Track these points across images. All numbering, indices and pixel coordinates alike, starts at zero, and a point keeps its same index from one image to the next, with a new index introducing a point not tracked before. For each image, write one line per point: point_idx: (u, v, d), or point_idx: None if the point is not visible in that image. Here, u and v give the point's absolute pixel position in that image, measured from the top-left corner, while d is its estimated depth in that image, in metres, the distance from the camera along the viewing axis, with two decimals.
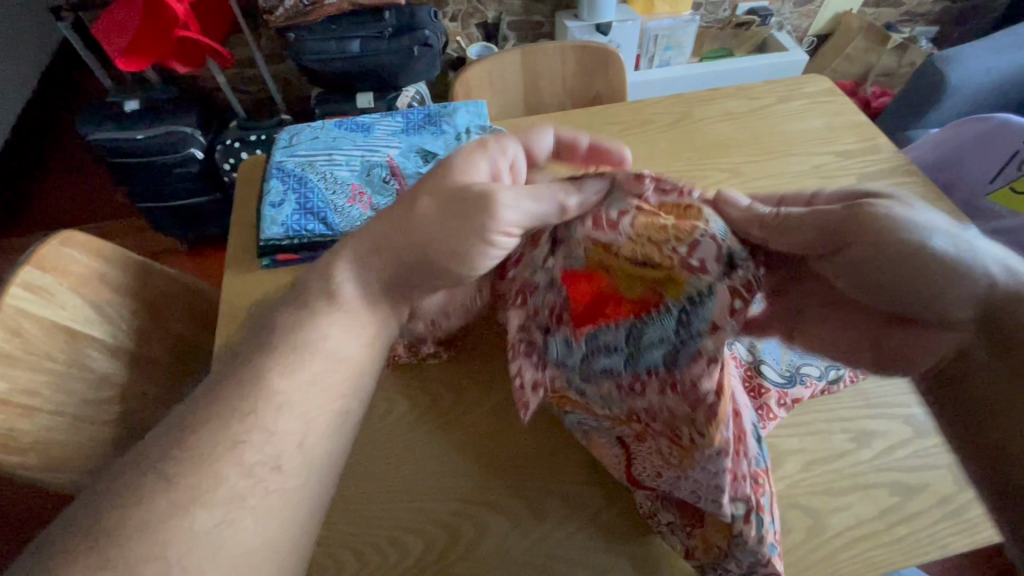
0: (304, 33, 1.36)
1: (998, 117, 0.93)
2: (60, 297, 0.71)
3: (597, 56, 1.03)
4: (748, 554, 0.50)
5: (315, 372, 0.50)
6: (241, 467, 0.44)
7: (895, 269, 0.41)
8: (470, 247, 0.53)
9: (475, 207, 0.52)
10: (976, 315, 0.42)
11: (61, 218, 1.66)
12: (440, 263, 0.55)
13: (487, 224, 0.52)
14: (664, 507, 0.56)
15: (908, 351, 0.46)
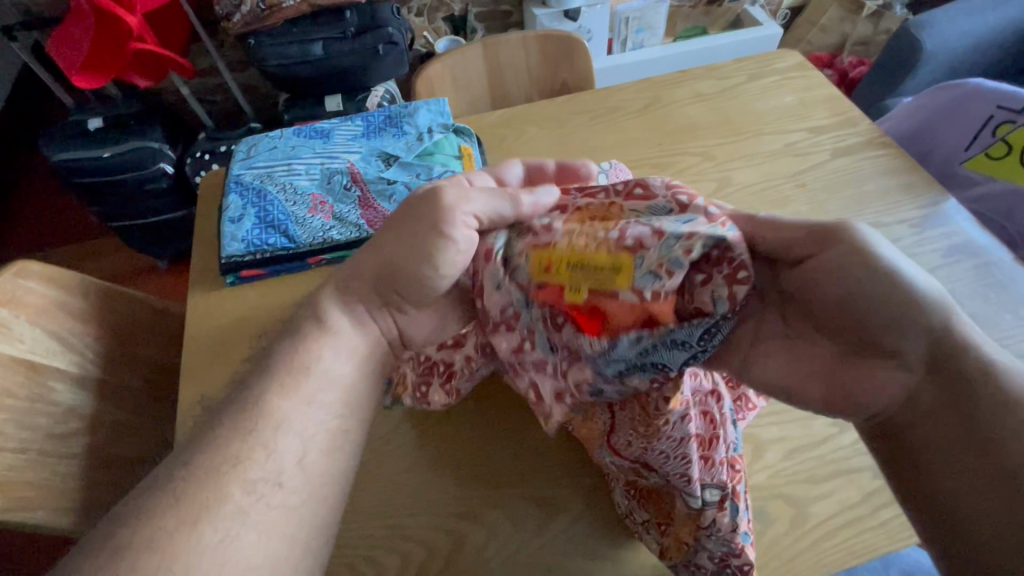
0: (264, 38, 1.32)
1: (972, 82, 0.92)
2: (18, 330, 0.68)
3: (560, 45, 1.01)
4: (716, 545, 0.50)
5: (313, 391, 0.47)
6: (243, 484, 0.42)
7: (858, 292, 0.42)
8: (423, 243, 0.50)
9: (429, 210, 0.50)
10: (926, 351, 0.42)
11: (34, 243, 1.64)
12: (408, 277, 0.52)
13: (443, 217, 0.49)
14: (639, 506, 0.56)
15: (862, 387, 0.44)
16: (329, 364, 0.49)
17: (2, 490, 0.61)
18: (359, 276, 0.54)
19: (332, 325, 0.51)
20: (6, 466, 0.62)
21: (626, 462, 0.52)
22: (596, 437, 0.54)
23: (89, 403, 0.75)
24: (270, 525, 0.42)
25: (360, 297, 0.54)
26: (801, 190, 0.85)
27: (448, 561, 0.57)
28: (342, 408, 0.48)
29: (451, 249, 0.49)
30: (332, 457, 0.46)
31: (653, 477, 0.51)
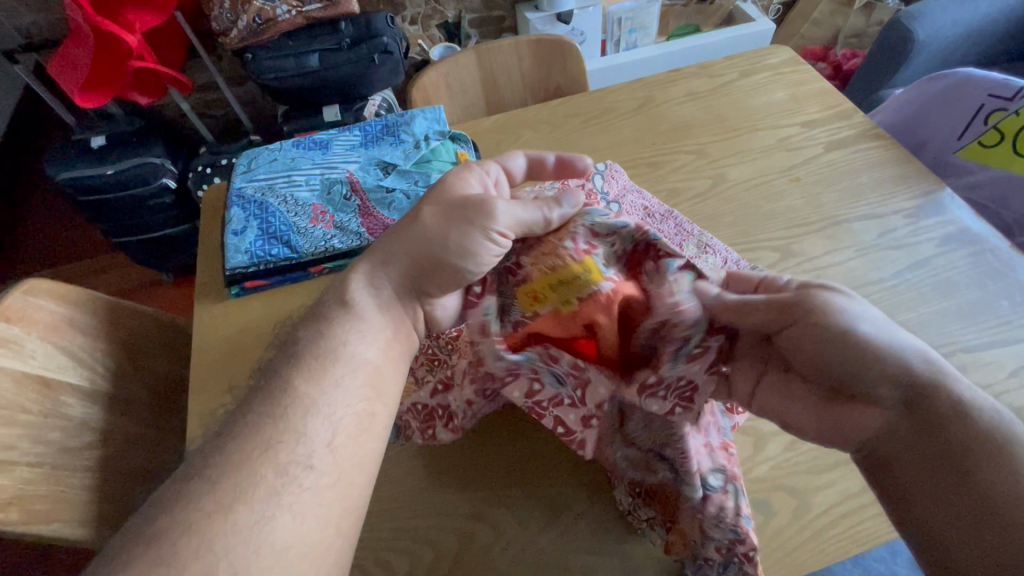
0: (260, 52, 1.34)
1: (961, 71, 0.93)
2: (30, 346, 0.70)
3: (552, 48, 1.02)
4: (728, 533, 0.50)
5: (340, 375, 0.48)
6: (276, 466, 0.43)
7: (830, 351, 0.46)
8: (467, 240, 0.52)
9: (473, 215, 0.52)
10: (897, 399, 0.45)
11: (42, 262, 1.66)
12: (445, 273, 0.53)
13: (487, 224, 0.51)
14: (643, 504, 0.57)
15: (844, 428, 0.47)
16: (358, 350, 0.50)
17: (19, 503, 0.62)
18: (396, 264, 0.55)
19: (358, 311, 0.52)
20: (22, 480, 0.63)
21: (638, 450, 0.54)
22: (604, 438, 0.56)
23: (100, 416, 0.76)
24: (303, 507, 0.42)
25: (394, 285, 0.55)
26: (796, 185, 0.86)
27: (457, 560, 0.58)
28: (368, 394, 0.49)
29: (490, 253, 0.52)
30: (361, 443, 0.47)
31: (663, 470, 0.52)
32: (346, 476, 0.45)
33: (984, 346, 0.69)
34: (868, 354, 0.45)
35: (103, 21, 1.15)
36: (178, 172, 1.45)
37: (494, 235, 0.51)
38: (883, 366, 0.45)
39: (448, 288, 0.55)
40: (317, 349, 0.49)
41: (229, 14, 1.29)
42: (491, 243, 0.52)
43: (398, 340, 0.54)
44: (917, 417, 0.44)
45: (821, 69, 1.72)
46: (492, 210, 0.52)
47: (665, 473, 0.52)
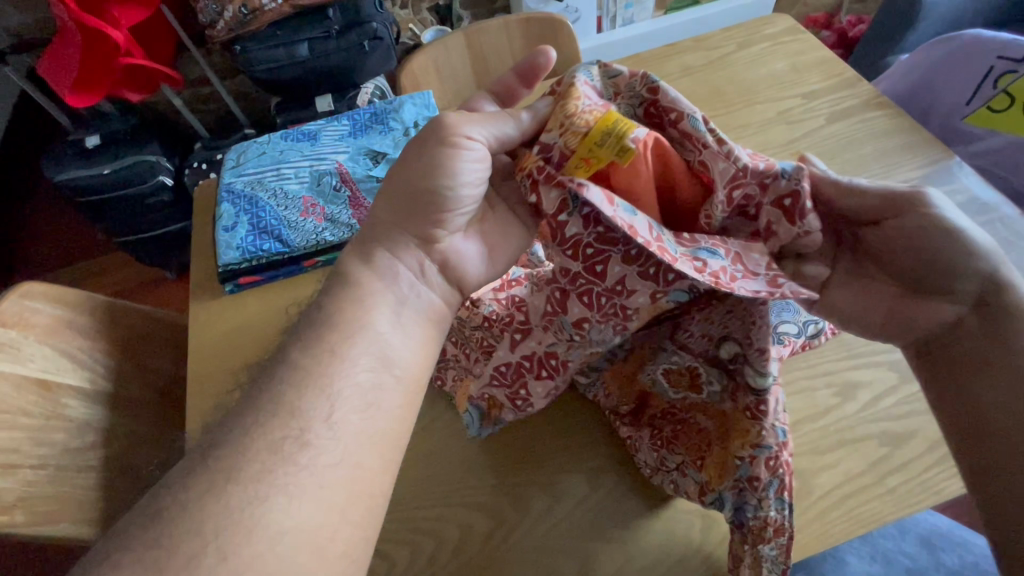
0: (249, 43, 1.30)
1: (967, 34, 0.88)
2: (28, 350, 0.70)
3: (543, 26, 0.99)
4: (778, 434, 0.48)
5: (337, 345, 0.45)
6: (269, 443, 0.41)
7: (922, 248, 0.51)
8: (437, 153, 0.49)
9: (432, 138, 0.50)
10: (975, 292, 0.50)
11: (46, 264, 1.67)
12: (436, 206, 0.50)
13: (450, 141, 0.49)
14: (670, 453, 0.58)
15: (916, 317, 0.52)
16: (367, 319, 0.47)
17: (24, 505, 0.62)
18: (381, 222, 0.53)
19: (354, 280, 0.49)
20: (26, 482, 0.64)
21: (688, 359, 0.54)
22: (650, 358, 0.58)
23: (103, 416, 0.77)
24: (301, 487, 0.39)
25: (386, 243, 0.52)
26: (797, 158, 0.84)
27: (457, 549, 0.58)
28: (375, 364, 0.46)
29: (467, 164, 0.49)
30: (367, 418, 0.44)
31: (711, 379, 0.53)
32: (353, 456, 0.42)
33: None
34: (944, 251, 0.50)
35: (88, 17, 1.14)
36: (174, 169, 1.44)
37: (470, 143, 0.49)
38: (973, 265, 0.50)
39: (445, 221, 0.52)
40: (317, 324, 0.47)
41: (214, 6, 1.25)
42: (466, 150, 0.49)
43: (406, 307, 0.50)
44: (985, 311, 0.50)
45: (825, 38, 1.67)
46: (450, 124, 0.49)
47: (712, 384, 0.53)
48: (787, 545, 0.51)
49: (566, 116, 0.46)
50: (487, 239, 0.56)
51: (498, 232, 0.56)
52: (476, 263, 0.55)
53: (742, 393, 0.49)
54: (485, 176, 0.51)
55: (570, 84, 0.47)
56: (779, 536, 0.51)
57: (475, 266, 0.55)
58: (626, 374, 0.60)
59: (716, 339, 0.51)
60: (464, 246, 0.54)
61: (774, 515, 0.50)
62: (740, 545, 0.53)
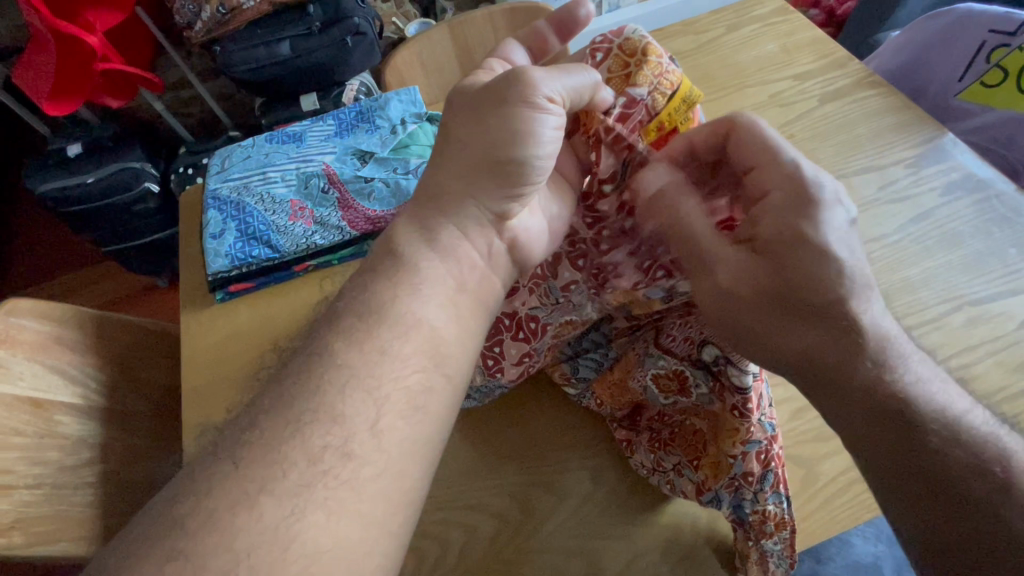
0: (229, 44, 1.28)
1: (959, 8, 0.87)
2: (17, 368, 0.68)
3: (528, 15, 0.97)
4: (766, 427, 0.48)
5: (386, 341, 0.42)
6: (306, 452, 0.37)
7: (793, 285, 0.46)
8: (520, 119, 0.46)
9: (509, 99, 0.46)
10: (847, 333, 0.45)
11: (34, 277, 1.65)
12: (513, 172, 0.47)
13: (532, 101, 0.45)
14: (668, 452, 0.57)
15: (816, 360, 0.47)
16: (420, 313, 0.44)
17: (22, 526, 0.61)
18: (447, 192, 0.49)
19: (408, 265, 0.46)
20: (22, 503, 0.62)
21: (675, 362, 0.51)
22: (636, 365, 0.55)
23: (97, 431, 0.76)
24: (340, 503, 0.36)
25: (454, 219, 0.49)
26: (790, 142, 0.83)
27: (465, 551, 0.58)
28: (425, 363, 0.43)
29: (546, 127, 0.46)
30: (420, 427, 0.41)
31: (698, 385, 0.50)
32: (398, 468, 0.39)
33: (992, 296, 0.67)
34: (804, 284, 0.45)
35: (62, 22, 1.10)
36: (159, 175, 1.42)
37: (551, 105, 0.46)
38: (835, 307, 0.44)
39: (521, 192, 0.49)
40: (356, 322, 0.43)
41: (191, 7, 1.23)
42: (547, 111, 0.46)
43: (466, 290, 0.47)
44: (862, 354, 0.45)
45: (813, 16, 1.65)
46: (530, 82, 0.46)
47: (698, 386, 0.50)
48: (791, 539, 0.52)
49: (655, 74, 0.49)
50: (551, 205, 0.54)
51: (558, 200, 0.54)
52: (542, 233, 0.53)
53: (727, 395, 0.48)
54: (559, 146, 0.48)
55: (643, 44, 0.50)
56: (782, 530, 0.51)
57: (543, 237, 0.53)
58: (619, 382, 0.58)
59: (698, 341, 0.49)
60: (531, 218, 0.52)
61: (772, 509, 0.50)
62: (744, 540, 0.53)
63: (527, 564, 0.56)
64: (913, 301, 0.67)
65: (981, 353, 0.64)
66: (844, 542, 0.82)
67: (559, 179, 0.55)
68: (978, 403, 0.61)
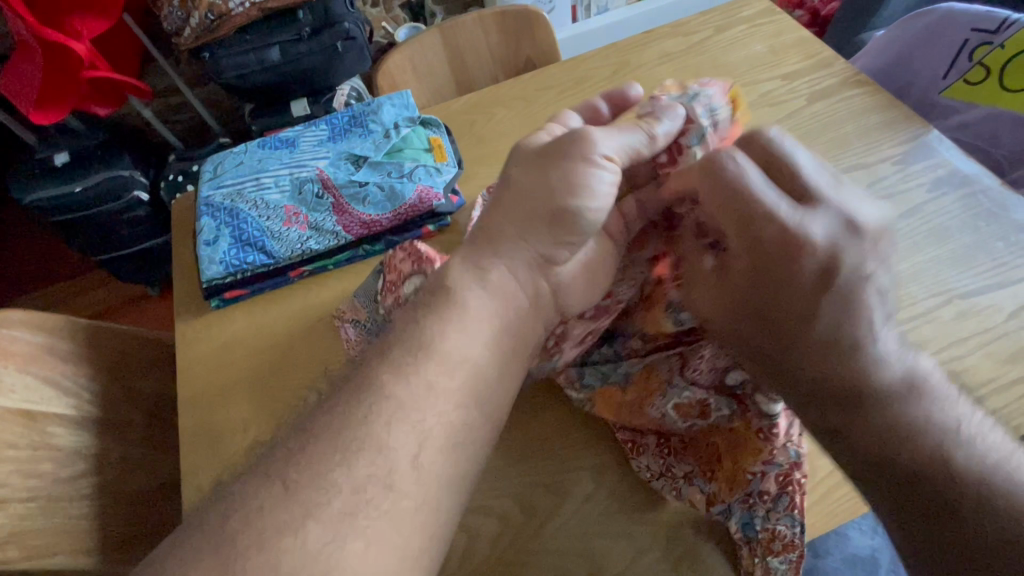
0: (217, 49, 1.27)
1: (941, 7, 0.90)
2: (9, 380, 0.67)
3: (518, 19, 0.98)
4: (790, 453, 0.51)
5: (435, 360, 0.42)
6: (311, 452, 0.37)
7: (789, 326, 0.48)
8: (580, 176, 0.48)
9: (567, 151, 0.49)
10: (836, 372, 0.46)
11: (22, 288, 1.63)
12: (562, 219, 0.49)
13: (590, 156, 0.48)
14: (677, 461, 0.57)
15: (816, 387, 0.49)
16: (458, 340, 0.44)
17: (17, 540, 0.61)
18: (502, 236, 0.50)
19: (455, 297, 0.46)
20: (17, 516, 0.61)
21: (700, 392, 0.53)
22: (658, 390, 0.55)
23: (92, 443, 0.75)
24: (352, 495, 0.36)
25: (504, 258, 0.49)
26: None
27: (467, 554, 0.57)
28: (466, 397, 0.42)
29: (600, 180, 0.48)
30: (440, 437, 0.41)
31: (720, 410, 0.52)
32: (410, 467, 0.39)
33: (981, 289, 0.68)
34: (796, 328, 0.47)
35: (49, 31, 1.10)
36: (149, 183, 1.41)
37: (605, 163, 0.48)
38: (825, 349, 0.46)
39: (575, 239, 0.50)
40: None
41: (179, 12, 1.22)
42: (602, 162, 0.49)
43: (506, 328, 0.47)
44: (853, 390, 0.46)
45: (799, 17, 1.67)
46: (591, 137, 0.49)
47: (720, 411, 0.52)
48: (797, 559, 0.52)
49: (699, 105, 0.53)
50: (596, 251, 0.54)
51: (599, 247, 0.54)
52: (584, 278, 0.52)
53: (753, 419, 0.51)
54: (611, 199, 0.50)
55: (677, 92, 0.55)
56: (789, 551, 0.52)
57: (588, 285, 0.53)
58: (633, 405, 0.57)
59: (722, 369, 0.52)
60: (577, 260, 0.52)
61: (781, 528, 0.52)
62: (748, 557, 0.54)
63: (528, 566, 0.57)
64: (904, 296, 0.68)
65: (972, 345, 0.65)
66: (841, 536, 0.83)
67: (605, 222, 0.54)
68: (970, 394, 0.62)
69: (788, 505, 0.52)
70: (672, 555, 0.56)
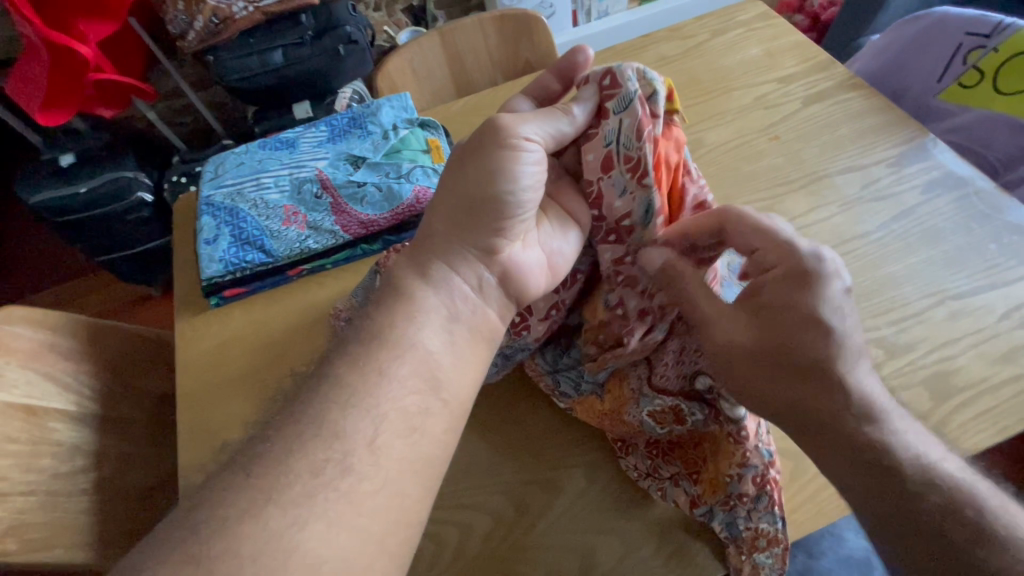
0: (221, 53, 1.28)
1: (937, 11, 0.91)
2: (11, 375, 0.68)
3: (517, 22, 0.99)
4: (763, 454, 0.52)
5: (385, 362, 0.45)
6: (286, 454, 0.40)
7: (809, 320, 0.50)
8: (500, 161, 0.49)
9: (487, 140, 0.50)
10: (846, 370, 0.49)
11: (26, 287, 1.64)
12: (492, 210, 0.50)
13: (507, 142, 0.49)
14: (665, 463, 0.58)
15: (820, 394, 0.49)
16: (416, 337, 0.46)
17: (16, 533, 0.61)
18: (436, 234, 0.52)
19: (407, 296, 0.48)
20: (17, 510, 0.62)
21: (670, 399, 0.53)
22: (628, 399, 0.55)
23: (91, 438, 0.76)
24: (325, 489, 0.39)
25: (443, 256, 0.51)
26: (775, 143, 0.84)
27: (460, 550, 0.58)
28: (421, 386, 0.45)
29: (525, 163, 0.49)
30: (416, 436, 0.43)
31: (693, 413, 0.53)
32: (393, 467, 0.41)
33: (974, 290, 0.68)
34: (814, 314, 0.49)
35: (55, 33, 1.11)
36: (152, 184, 1.42)
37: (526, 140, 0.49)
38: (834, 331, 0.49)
39: (506, 224, 0.51)
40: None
41: (184, 16, 1.23)
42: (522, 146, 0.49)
43: (458, 321, 0.49)
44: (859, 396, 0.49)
45: (798, 21, 1.68)
46: (506, 124, 0.50)
47: (694, 416, 0.53)
48: (782, 554, 0.53)
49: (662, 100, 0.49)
50: (553, 237, 0.54)
51: (561, 233, 0.54)
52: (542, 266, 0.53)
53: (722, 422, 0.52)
54: (541, 180, 0.51)
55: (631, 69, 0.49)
56: (774, 546, 0.53)
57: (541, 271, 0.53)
58: (611, 416, 0.57)
59: (691, 375, 0.54)
60: (525, 252, 0.53)
61: (764, 526, 0.53)
62: (736, 554, 0.55)
63: (520, 561, 0.57)
64: (896, 296, 0.69)
65: (965, 346, 0.65)
66: (837, 537, 0.82)
67: (559, 212, 0.55)
68: (962, 393, 0.62)
69: (769, 504, 0.52)
70: (664, 553, 0.57)
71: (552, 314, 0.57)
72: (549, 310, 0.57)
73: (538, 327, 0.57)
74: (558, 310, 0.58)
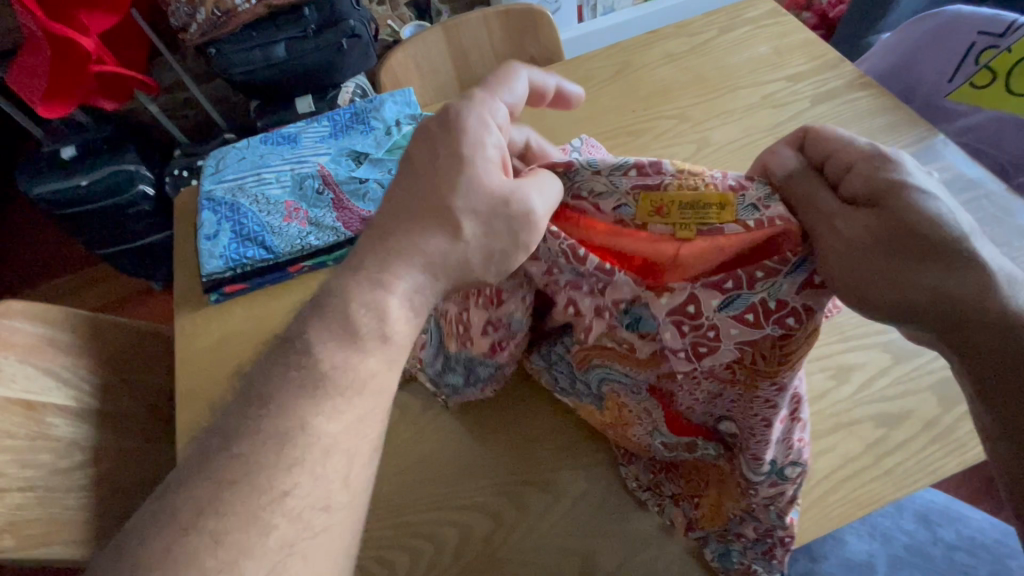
0: (225, 46, 1.27)
1: (950, 10, 0.89)
2: (9, 370, 0.68)
3: (522, 18, 0.98)
4: (774, 516, 0.51)
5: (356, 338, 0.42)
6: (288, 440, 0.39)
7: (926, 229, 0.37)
8: (436, 170, 0.45)
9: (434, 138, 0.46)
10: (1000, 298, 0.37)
11: (30, 280, 1.64)
12: (437, 190, 0.44)
13: (473, 154, 0.44)
14: (668, 480, 0.58)
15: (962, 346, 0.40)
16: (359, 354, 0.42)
17: (13, 529, 0.61)
18: (387, 231, 0.45)
19: (342, 288, 0.44)
20: (14, 506, 0.62)
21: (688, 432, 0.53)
22: (638, 423, 0.55)
23: (89, 433, 0.75)
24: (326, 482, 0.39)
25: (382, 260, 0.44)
26: None
27: (459, 552, 0.57)
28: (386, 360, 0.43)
29: (486, 155, 0.45)
30: None
31: (708, 448, 0.53)
32: None
33: None
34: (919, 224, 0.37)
35: (56, 25, 1.10)
36: (154, 177, 1.41)
37: (495, 101, 0.46)
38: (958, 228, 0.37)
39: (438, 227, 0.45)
40: (348, 323, 0.43)
41: (185, 8, 1.20)
42: (484, 106, 0.45)
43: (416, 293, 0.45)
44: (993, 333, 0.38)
45: (805, 19, 1.66)
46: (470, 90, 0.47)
47: (706, 451, 0.53)
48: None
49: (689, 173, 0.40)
50: (481, 192, 0.44)
51: None
52: (477, 236, 0.45)
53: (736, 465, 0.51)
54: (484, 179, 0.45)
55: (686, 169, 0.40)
56: None
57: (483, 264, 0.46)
58: (614, 425, 0.57)
59: (716, 416, 0.51)
60: None
61: (755, 566, 0.54)
62: None
63: (520, 564, 0.56)
64: None
65: None
66: (838, 540, 0.81)
67: None
68: None
69: (767, 548, 0.54)
70: (666, 557, 0.56)
71: (490, 331, 0.54)
72: (486, 327, 0.54)
73: (481, 343, 0.55)
74: (497, 328, 0.54)
